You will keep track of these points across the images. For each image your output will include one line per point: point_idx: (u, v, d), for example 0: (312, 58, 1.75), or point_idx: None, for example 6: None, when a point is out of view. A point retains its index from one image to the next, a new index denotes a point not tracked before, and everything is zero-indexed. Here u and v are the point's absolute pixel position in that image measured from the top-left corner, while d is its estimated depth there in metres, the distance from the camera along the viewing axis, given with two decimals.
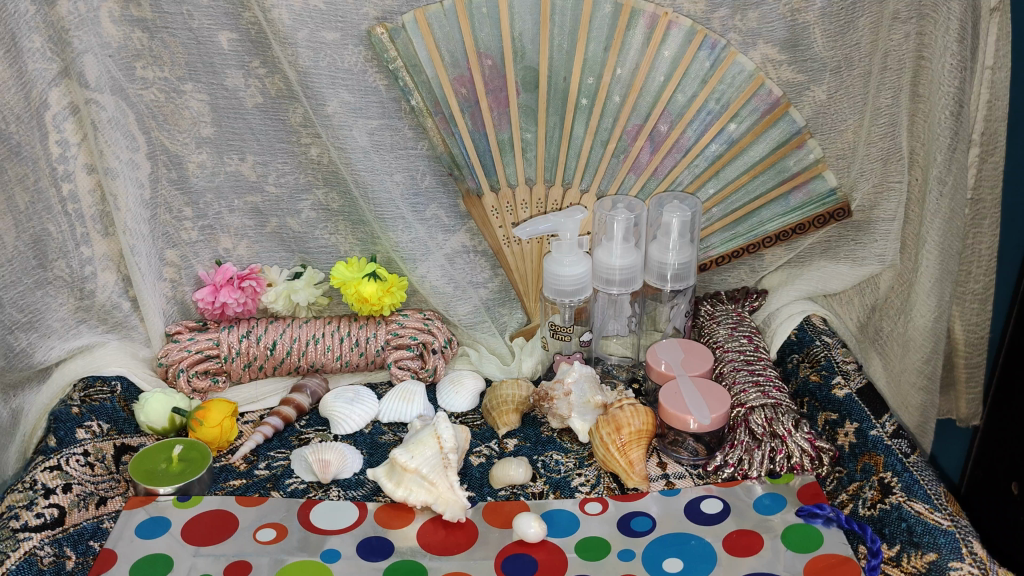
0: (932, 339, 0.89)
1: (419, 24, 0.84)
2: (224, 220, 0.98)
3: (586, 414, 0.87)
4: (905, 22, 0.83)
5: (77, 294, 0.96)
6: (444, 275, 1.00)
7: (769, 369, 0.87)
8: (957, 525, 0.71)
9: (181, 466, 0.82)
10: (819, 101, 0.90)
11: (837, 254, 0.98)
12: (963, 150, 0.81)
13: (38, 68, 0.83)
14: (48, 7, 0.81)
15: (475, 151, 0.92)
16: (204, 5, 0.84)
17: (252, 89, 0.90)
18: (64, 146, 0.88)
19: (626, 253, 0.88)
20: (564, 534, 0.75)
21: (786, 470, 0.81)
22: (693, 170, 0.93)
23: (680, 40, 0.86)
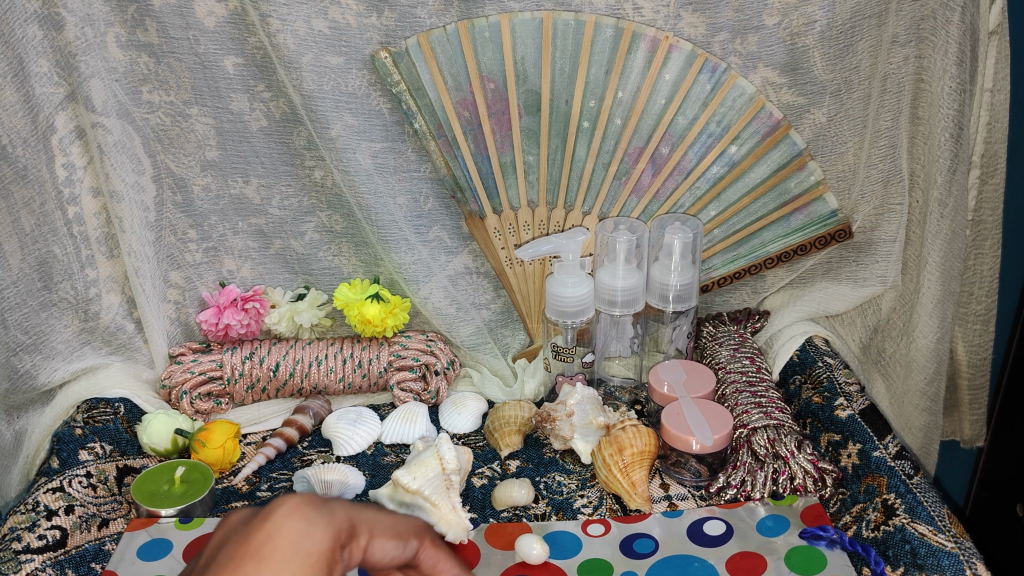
0: (936, 360, 0.88)
1: (421, 47, 0.86)
2: (228, 241, 0.99)
3: (587, 436, 0.86)
4: (904, 45, 0.83)
5: (81, 315, 0.96)
6: (447, 296, 1.01)
7: (772, 391, 0.87)
8: (962, 546, 0.70)
9: (183, 488, 0.81)
10: (820, 124, 0.91)
11: (838, 275, 0.99)
12: (963, 172, 0.82)
13: (45, 92, 0.85)
14: (56, 32, 0.82)
15: (477, 173, 0.92)
16: (209, 30, 0.86)
17: (256, 112, 0.91)
18: (70, 169, 0.89)
19: (628, 274, 0.88)
20: (566, 555, 0.75)
21: (789, 492, 0.80)
22: (694, 193, 0.94)
23: (682, 63, 0.87)
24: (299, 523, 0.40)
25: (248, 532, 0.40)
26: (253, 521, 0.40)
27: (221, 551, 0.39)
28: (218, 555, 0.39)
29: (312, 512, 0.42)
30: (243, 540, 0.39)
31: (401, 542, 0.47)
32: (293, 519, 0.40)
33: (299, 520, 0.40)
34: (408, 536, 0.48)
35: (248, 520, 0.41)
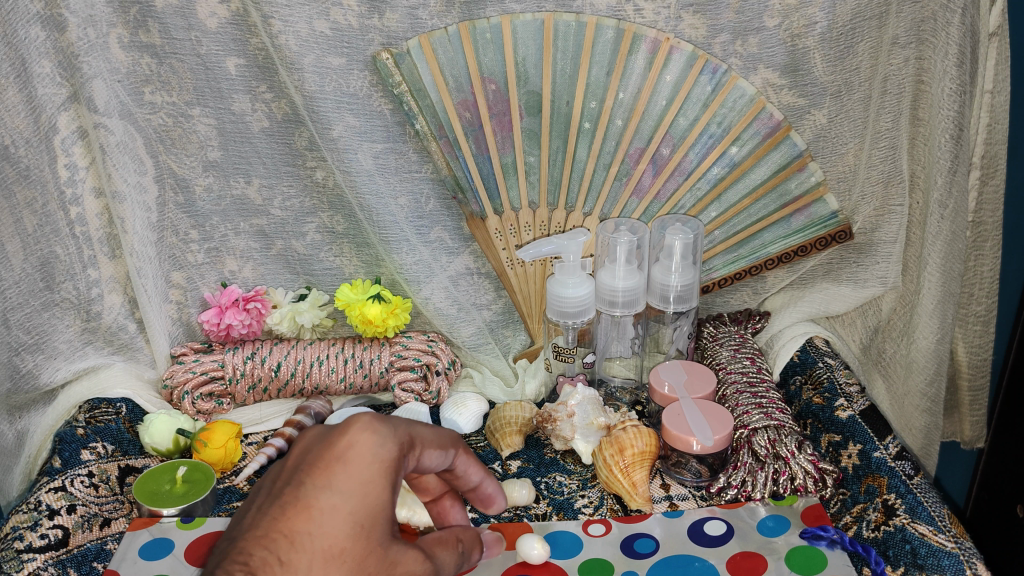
0: (936, 361, 0.89)
1: (423, 49, 0.86)
2: (230, 242, 0.99)
3: (589, 436, 0.86)
4: (905, 47, 0.84)
5: (83, 315, 0.96)
6: (448, 297, 1.01)
7: (772, 392, 0.87)
8: (962, 547, 0.70)
9: (185, 487, 0.82)
10: (820, 125, 0.91)
11: (838, 275, 0.99)
12: (963, 173, 0.82)
13: (47, 93, 0.85)
14: (58, 33, 0.83)
15: (478, 174, 0.93)
16: (212, 31, 0.86)
17: (258, 113, 0.92)
18: (72, 170, 0.90)
19: (629, 275, 0.89)
20: (568, 555, 0.75)
21: (789, 492, 0.80)
22: (695, 194, 0.94)
23: (682, 65, 0.87)
24: (370, 437, 0.49)
25: (329, 442, 0.49)
26: (334, 435, 0.49)
27: (305, 458, 0.48)
28: (304, 460, 0.48)
29: (389, 420, 0.52)
30: (327, 447, 0.48)
31: (445, 453, 0.57)
32: (366, 434, 0.49)
33: (369, 432, 0.49)
34: (448, 446, 0.57)
35: (325, 433, 0.50)
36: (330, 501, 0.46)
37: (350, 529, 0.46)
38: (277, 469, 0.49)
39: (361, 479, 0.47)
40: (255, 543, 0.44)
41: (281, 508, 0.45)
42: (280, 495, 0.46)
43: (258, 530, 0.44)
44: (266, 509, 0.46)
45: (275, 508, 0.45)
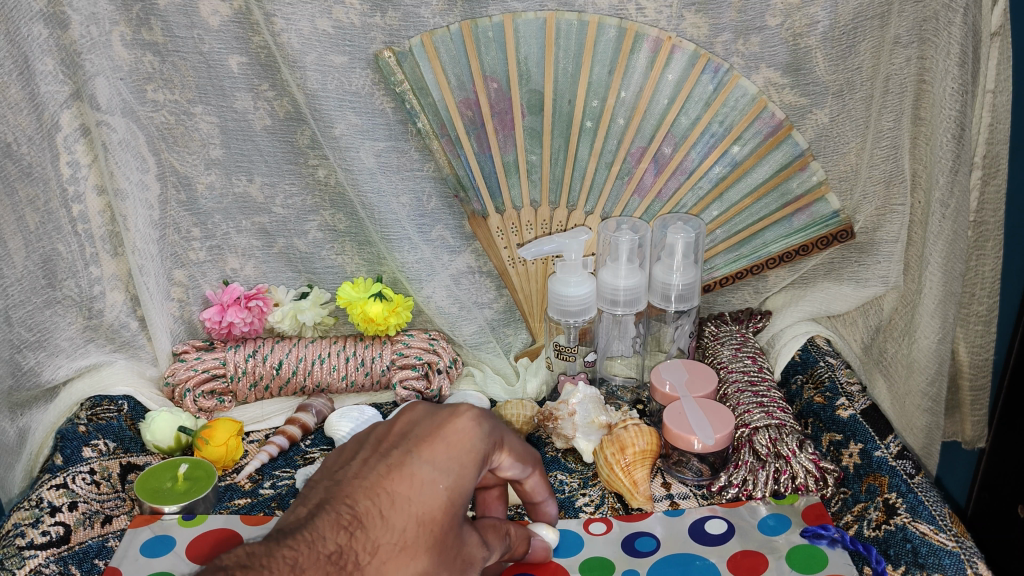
0: (937, 361, 0.89)
1: (425, 47, 0.86)
2: (231, 240, 0.99)
3: (590, 435, 0.86)
4: (907, 46, 0.84)
5: (85, 313, 0.96)
6: (450, 296, 1.01)
7: (773, 391, 0.87)
8: (963, 546, 0.71)
9: (186, 485, 0.82)
10: (822, 124, 0.91)
11: (840, 275, 0.99)
12: (965, 172, 0.82)
13: (50, 91, 0.85)
14: (61, 31, 0.83)
15: (480, 173, 0.93)
16: (214, 29, 0.86)
17: (260, 111, 0.92)
18: (75, 167, 0.90)
19: (630, 273, 0.89)
20: (569, 554, 0.75)
21: (790, 491, 0.80)
22: (697, 192, 0.94)
23: (684, 64, 0.87)
24: (473, 430, 0.53)
25: (437, 422, 0.52)
26: (440, 417, 0.53)
27: (413, 430, 0.52)
28: (411, 432, 0.51)
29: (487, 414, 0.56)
30: (435, 426, 0.52)
31: (523, 467, 0.60)
32: (470, 426, 0.53)
33: (473, 423, 0.53)
34: (528, 462, 0.61)
35: (432, 411, 0.53)
36: (430, 476, 0.49)
37: (443, 503, 0.49)
38: (382, 432, 0.52)
39: (461, 465, 0.51)
40: (360, 493, 0.47)
41: (387, 468, 0.49)
42: (387, 456, 0.49)
43: (365, 482, 0.48)
44: (372, 466, 0.49)
45: (381, 467, 0.49)
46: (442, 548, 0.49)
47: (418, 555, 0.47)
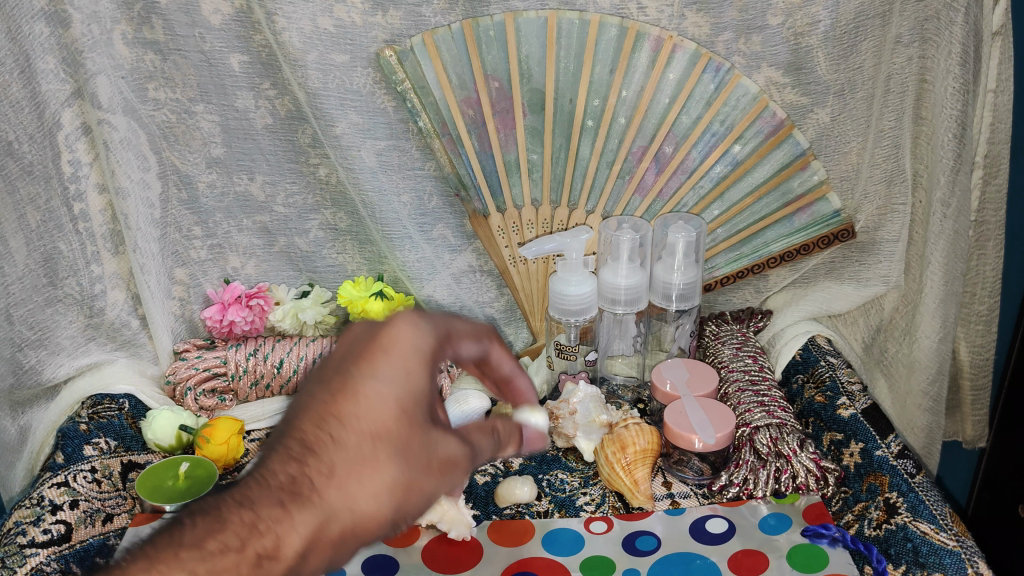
0: (938, 360, 0.89)
1: (427, 46, 0.85)
2: (233, 238, 0.99)
3: (591, 433, 0.87)
4: (908, 45, 0.83)
5: (86, 311, 0.96)
6: (451, 293, 1.02)
7: (774, 390, 0.87)
8: (964, 545, 0.71)
9: (188, 484, 0.82)
10: (824, 123, 0.91)
11: (841, 274, 0.99)
12: (966, 172, 0.82)
13: (52, 89, 0.85)
14: (63, 29, 0.83)
15: (481, 172, 0.93)
16: (216, 27, 0.86)
17: (261, 110, 0.92)
18: (75, 166, 0.89)
19: (631, 272, 0.89)
20: (570, 553, 0.75)
21: (791, 490, 0.80)
22: (698, 192, 0.94)
23: (685, 63, 0.87)
24: (411, 332, 0.50)
25: (373, 335, 0.49)
26: (375, 328, 0.49)
27: (351, 349, 0.49)
28: (350, 352, 0.48)
29: (427, 316, 0.52)
30: (371, 339, 0.49)
31: (478, 343, 0.57)
32: (407, 328, 0.50)
33: (410, 327, 0.50)
34: (482, 338, 0.58)
35: (368, 325, 0.50)
36: (377, 389, 0.47)
37: (393, 411, 0.47)
38: (323, 359, 0.49)
39: (403, 370, 0.48)
40: (307, 422, 0.45)
41: (331, 392, 0.46)
42: (330, 382, 0.47)
43: (311, 409, 0.46)
44: (317, 393, 0.47)
45: (325, 393, 0.46)
46: (411, 453, 0.47)
47: (387, 467, 0.46)
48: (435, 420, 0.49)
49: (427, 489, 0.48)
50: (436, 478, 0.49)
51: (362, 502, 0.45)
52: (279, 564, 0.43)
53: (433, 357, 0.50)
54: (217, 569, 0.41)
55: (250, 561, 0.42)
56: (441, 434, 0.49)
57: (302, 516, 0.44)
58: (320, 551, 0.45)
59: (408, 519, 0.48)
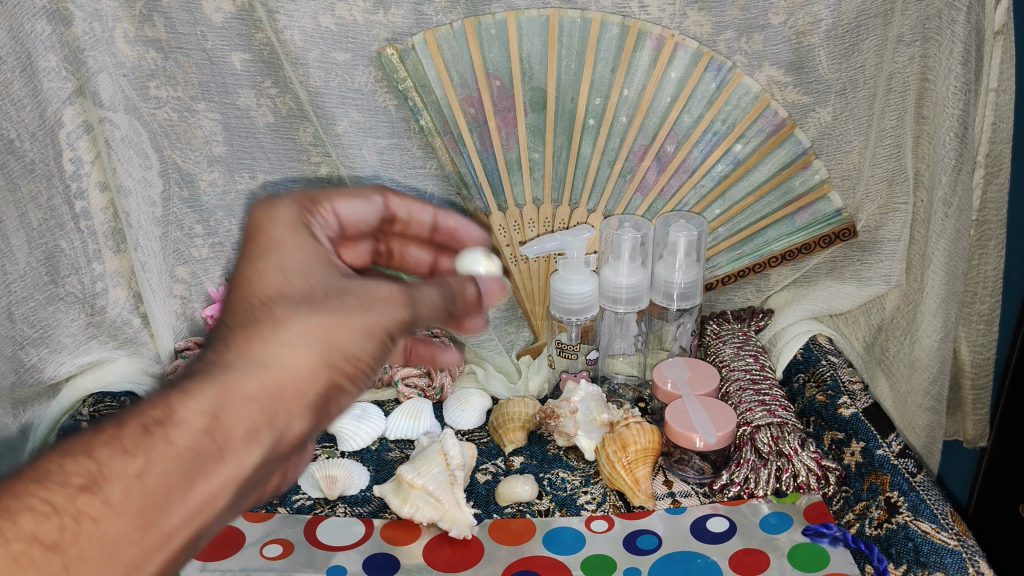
0: (939, 360, 0.89)
1: (428, 44, 0.85)
2: (234, 237, 1.00)
3: (592, 433, 0.87)
4: (910, 45, 0.83)
5: (87, 310, 0.97)
6: None
7: (774, 389, 0.87)
8: (964, 544, 0.70)
9: None
10: (825, 122, 0.91)
11: (842, 273, 0.99)
12: (967, 171, 0.82)
13: (54, 87, 0.84)
14: (64, 27, 0.82)
15: (483, 170, 0.93)
16: (217, 26, 0.86)
17: (263, 108, 0.92)
18: (78, 164, 0.89)
19: (632, 271, 0.89)
20: (570, 551, 0.75)
21: (792, 489, 0.80)
22: (699, 191, 0.95)
23: (687, 62, 0.87)
24: (269, 211, 0.51)
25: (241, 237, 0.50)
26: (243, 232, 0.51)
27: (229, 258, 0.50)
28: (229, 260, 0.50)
29: (288, 193, 0.55)
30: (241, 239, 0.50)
31: (369, 200, 0.63)
32: (265, 210, 0.51)
33: (269, 208, 0.52)
34: (371, 194, 0.63)
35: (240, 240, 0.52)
36: (255, 263, 0.47)
37: (269, 266, 0.47)
38: None
39: (266, 230, 0.49)
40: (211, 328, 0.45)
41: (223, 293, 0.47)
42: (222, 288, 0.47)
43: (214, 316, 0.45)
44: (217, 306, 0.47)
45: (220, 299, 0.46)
46: (313, 294, 0.46)
47: (288, 310, 0.44)
48: (328, 262, 0.49)
49: (352, 322, 0.45)
50: (362, 309, 0.46)
51: (273, 348, 0.42)
52: (177, 429, 0.39)
53: (301, 212, 0.53)
54: (106, 442, 0.38)
55: (140, 428, 0.38)
56: (352, 281, 0.48)
57: (198, 382, 0.40)
58: (248, 409, 0.41)
59: (353, 360, 0.45)
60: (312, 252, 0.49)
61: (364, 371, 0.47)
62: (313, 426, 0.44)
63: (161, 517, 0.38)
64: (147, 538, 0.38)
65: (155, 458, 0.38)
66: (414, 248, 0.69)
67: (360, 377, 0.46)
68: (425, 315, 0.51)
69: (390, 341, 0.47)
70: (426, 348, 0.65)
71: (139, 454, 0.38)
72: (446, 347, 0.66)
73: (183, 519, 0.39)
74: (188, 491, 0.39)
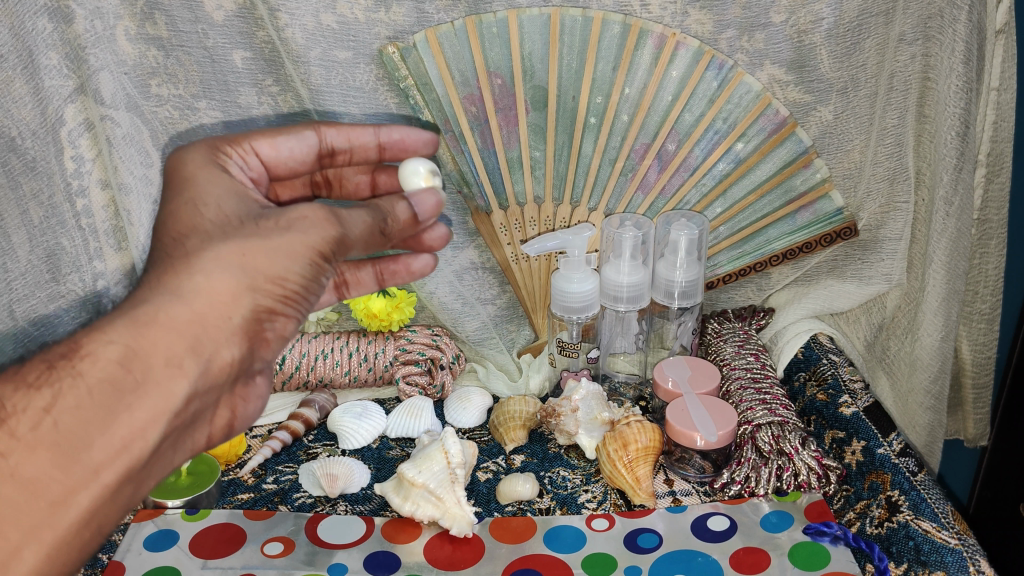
0: (941, 359, 0.89)
1: (429, 43, 0.85)
2: None
3: (592, 431, 0.87)
4: (911, 43, 0.83)
5: (90, 309, 0.95)
6: (453, 291, 1.02)
7: (776, 388, 0.87)
8: (965, 543, 0.71)
9: (190, 479, 0.83)
10: (826, 121, 0.91)
11: (843, 272, 0.99)
12: (969, 170, 0.82)
13: (55, 85, 0.83)
14: (66, 24, 0.82)
15: (484, 169, 0.93)
16: (218, 24, 0.86)
17: (264, 106, 0.93)
18: (78, 162, 0.87)
19: (633, 270, 0.89)
20: (570, 550, 0.75)
21: (792, 488, 0.80)
22: (700, 189, 0.94)
23: (688, 60, 0.87)
24: (187, 158, 0.57)
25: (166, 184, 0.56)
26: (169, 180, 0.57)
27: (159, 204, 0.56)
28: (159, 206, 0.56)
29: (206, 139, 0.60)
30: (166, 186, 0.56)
31: (301, 136, 0.64)
32: (185, 159, 0.57)
33: (186, 156, 0.57)
34: (303, 132, 0.64)
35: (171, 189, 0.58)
36: (175, 205, 0.52)
37: (183, 202, 0.52)
38: None
39: (181, 174, 0.55)
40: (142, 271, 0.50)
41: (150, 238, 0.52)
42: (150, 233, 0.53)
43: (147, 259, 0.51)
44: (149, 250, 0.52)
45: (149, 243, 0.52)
46: (230, 225, 0.51)
47: (200, 245, 0.49)
48: (242, 194, 0.55)
49: (270, 243, 0.50)
50: (274, 232, 0.50)
51: (186, 279, 0.47)
52: (86, 363, 0.44)
53: (214, 152, 0.58)
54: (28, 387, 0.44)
55: (49, 368, 0.44)
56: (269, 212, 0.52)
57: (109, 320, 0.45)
58: (162, 340, 0.45)
59: (274, 280, 0.50)
60: (224, 187, 0.54)
61: (294, 289, 0.51)
62: (239, 352, 0.49)
63: (84, 451, 0.43)
64: (72, 470, 0.43)
65: (62, 392, 0.43)
66: (352, 173, 0.73)
67: (287, 297, 0.51)
68: (360, 234, 0.54)
69: (319, 259, 0.51)
70: (396, 262, 0.69)
71: (48, 389, 0.43)
72: (414, 254, 0.69)
73: (107, 452, 0.44)
74: (108, 424, 0.44)
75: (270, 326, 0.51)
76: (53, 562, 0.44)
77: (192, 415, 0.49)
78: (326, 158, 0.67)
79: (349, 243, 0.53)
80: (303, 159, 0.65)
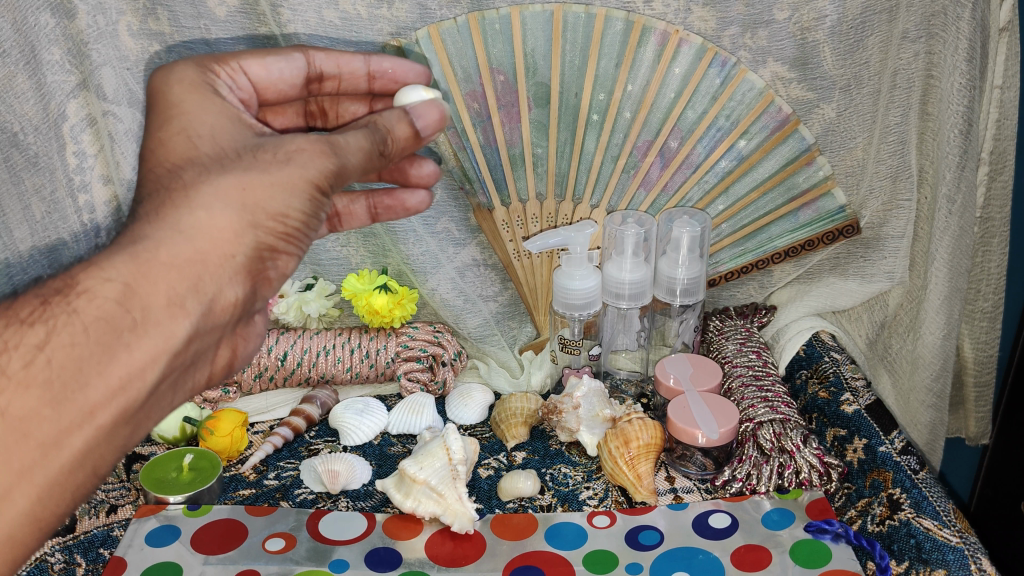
0: (943, 357, 0.89)
1: (432, 39, 0.85)
2: None
3: (594, 428, 0.87)
4: (915, 41, 0.83)
5: None
6: (455, 287, 1.01)
7: (778, 385, 0.87)
8: (966, 542, 0.71)
9: (191, 475, 0.82)
10: (829, 118, 0.91)
11: (845, 270, 0.99)
12: (971, 168, 0.82)
13: (57, 80, 0.84)
14: (68, 20, 0.82)
15: (487, 166, 0.92)
16: (220, 19, 0.86)
17: None
18: (80, 157, 0.88)
19: (636, 268, 0.89)
20: (571, 547, 0.75)
21: (794, 486, 0.80)
22: (703, 186, 0.94)
23: (691, 57, 0.87)
24: (172, 74, 0.58)
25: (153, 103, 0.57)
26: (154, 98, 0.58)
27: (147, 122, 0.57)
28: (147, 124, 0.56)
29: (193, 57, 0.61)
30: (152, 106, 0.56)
31: (289, 58, 0.65)
32: (170, 76, 0.57)
33: (172, 73, 0.58)
34: (290, 54, 0.65)
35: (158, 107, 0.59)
36: (167, 130, 0.53)
37: (175, 131, 0.53)
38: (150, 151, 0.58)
39: (170, 94, 0.56)
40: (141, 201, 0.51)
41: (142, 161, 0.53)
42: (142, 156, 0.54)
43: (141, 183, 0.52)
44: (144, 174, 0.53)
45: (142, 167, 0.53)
46: (227, 157, 0.51)
47: (199, 178, 0.49)
48: (236, 122, 0.55)
49: (270, 177, 0.50)
50: (270, 167, 0.50)
51: (187, 214, 0.48)
52: (85, 302, 0.44)
53: (203, 71, 0.59)
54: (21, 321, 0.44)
55: (44, 305, 0.44)
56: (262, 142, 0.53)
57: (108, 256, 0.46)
58: (164, 279, 0.46)
59: (276, 216, 0.50)
60: (214, 113, 0.55)
61: (294, 226, 0.52)
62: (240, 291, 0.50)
63: (78, 392, 0.43)
64: (64, 411, 0.43)
65: (57, 330, 0.43)
66: (349, 101, 0.74)
67: (287, 231, 0.52)
68: (358, 161, 0.54)
69: (317, 193, 0.52)
70: (391, 197, 0.72)
71: (42, 327, 0.44)
72: (410, 190, 0.72)
73: (103, 396, 0.44)
74: (106, 364, 0.44)
75: (272, 265, 0.53)
76: (44, 504, 0.44)
77: (191, 358, 0.49)
78: (315, 81, 0.68)
79: (348, 173, 0.54)
80: (292, 82, 0.66)
